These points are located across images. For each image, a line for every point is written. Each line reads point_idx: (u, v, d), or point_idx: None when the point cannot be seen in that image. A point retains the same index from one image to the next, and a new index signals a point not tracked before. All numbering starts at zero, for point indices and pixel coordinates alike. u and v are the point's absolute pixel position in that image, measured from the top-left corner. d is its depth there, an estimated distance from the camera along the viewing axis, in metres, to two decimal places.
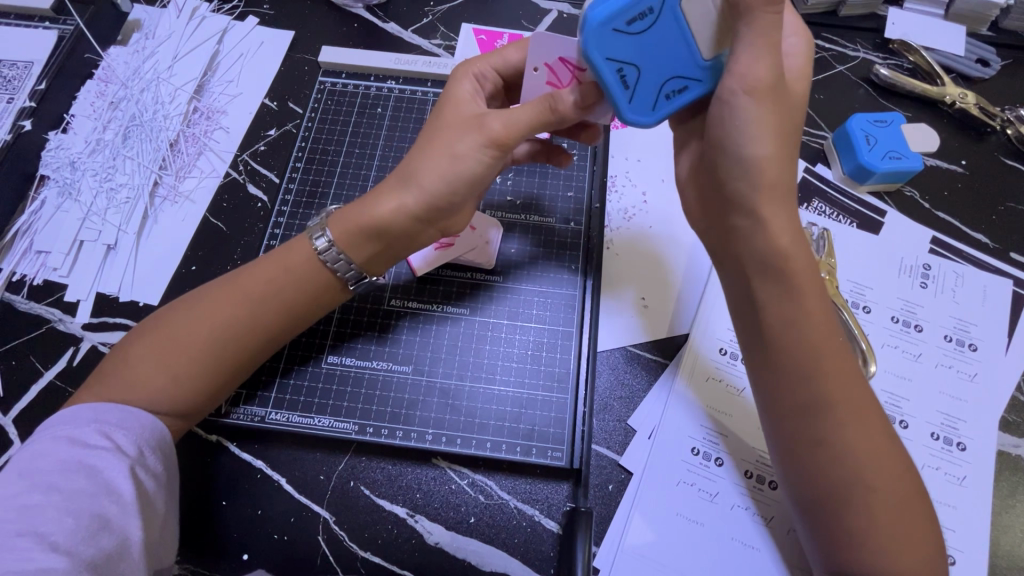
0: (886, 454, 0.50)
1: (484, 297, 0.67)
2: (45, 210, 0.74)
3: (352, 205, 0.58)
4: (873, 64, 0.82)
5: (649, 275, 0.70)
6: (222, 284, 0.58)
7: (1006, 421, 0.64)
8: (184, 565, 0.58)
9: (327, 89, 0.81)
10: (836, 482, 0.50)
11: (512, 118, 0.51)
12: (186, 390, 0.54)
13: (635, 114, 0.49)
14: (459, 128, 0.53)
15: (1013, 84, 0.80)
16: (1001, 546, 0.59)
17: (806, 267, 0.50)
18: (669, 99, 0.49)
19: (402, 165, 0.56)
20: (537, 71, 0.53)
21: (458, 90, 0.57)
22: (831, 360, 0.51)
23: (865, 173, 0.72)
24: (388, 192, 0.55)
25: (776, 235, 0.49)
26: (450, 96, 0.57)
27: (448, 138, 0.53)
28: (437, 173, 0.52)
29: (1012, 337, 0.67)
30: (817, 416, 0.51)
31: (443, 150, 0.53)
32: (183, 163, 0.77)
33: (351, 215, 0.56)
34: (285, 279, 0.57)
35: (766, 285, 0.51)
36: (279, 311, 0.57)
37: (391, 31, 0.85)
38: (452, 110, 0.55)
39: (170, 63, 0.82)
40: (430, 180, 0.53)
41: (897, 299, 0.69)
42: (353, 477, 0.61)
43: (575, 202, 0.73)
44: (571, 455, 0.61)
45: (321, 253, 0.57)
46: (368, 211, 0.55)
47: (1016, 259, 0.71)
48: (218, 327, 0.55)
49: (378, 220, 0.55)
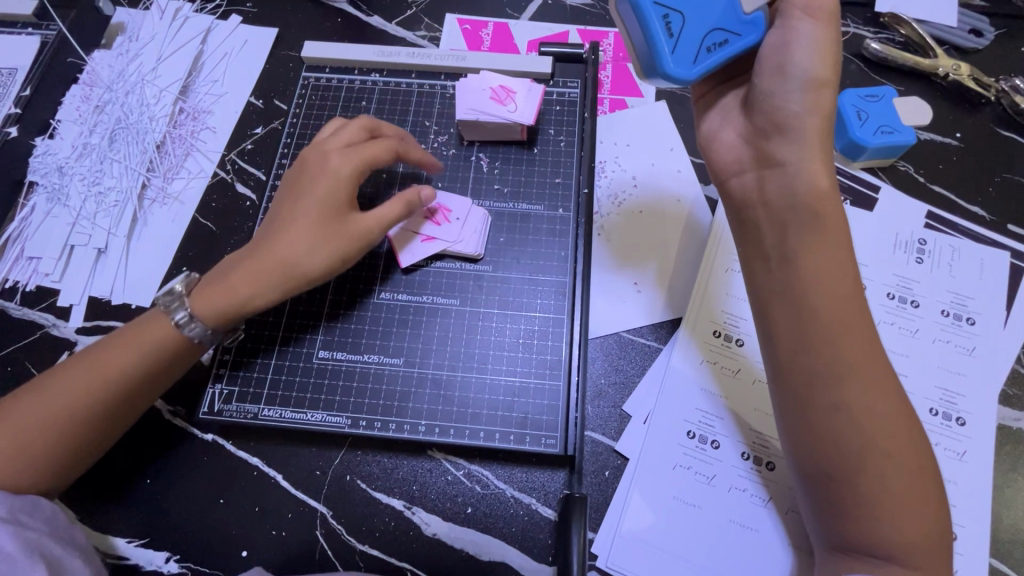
0: (897, 425, 0.49)
1: (469, 285, 0.66)
2: (35, 216, 0.74)
3: (212, 283, 0.60)
4: (864, 39, 0.80)
5: (641, 259, 0.70)
6: (74, 360, 0.57)
7: (1006, 394, 0.63)
8: (185, 563, 0.59)
9: (311, 85, 0.78)
10: (842, 453, 0.49)
11: (380, 222, 0.61)
12: (51, 469, 0.54)
13: (675, 65, 0.53)
14: (318, 210, 0.60)
15: (1008, 53, 0.79)
16: (1003, 521, 0.59)
17: (829, 219, 0.52)
18: (710, 52, 0.53)
19: (250, 245, 0.61)
20: (484, 90, 0.69)
21: (306, 176, 0.63)
22: (842, 332, 0.50)
23: (857, 149, 0.70)
24: (252, 281, 0.59)
25: (816, 176, 0.52)
26: (303, 182, 0.63)
27: (303, 219, 0.60)
28: (291, 250, 0.59)
29: (1010, 309, 0.66)
30: (829, 384, 0.50)
31: (292, 234, 0.59)
32: (170, 164, 0.76)
33: (211, 297, 0.59)
34: (141, 350, 0.57)
35: (807, 229, 0.52)
36: (135, 382, 0.56)
37: (375, 24, 0.84)
38: (296, 196, 0.62)
39: (154, 65, 0.82)
40: (297, 267, 0.59)
41: (893, 276, 0.68)
42: (350, 471, 0.61)
43: (563, 189, 0.71)
44: (565, 441, 0.60)
45: (180, 325, 0.58)
46: (235, 297, 0.59)
47: (1014, 231, 0.70)
48: (75, 404, 0.54)
49: (236, 293, 0.59)
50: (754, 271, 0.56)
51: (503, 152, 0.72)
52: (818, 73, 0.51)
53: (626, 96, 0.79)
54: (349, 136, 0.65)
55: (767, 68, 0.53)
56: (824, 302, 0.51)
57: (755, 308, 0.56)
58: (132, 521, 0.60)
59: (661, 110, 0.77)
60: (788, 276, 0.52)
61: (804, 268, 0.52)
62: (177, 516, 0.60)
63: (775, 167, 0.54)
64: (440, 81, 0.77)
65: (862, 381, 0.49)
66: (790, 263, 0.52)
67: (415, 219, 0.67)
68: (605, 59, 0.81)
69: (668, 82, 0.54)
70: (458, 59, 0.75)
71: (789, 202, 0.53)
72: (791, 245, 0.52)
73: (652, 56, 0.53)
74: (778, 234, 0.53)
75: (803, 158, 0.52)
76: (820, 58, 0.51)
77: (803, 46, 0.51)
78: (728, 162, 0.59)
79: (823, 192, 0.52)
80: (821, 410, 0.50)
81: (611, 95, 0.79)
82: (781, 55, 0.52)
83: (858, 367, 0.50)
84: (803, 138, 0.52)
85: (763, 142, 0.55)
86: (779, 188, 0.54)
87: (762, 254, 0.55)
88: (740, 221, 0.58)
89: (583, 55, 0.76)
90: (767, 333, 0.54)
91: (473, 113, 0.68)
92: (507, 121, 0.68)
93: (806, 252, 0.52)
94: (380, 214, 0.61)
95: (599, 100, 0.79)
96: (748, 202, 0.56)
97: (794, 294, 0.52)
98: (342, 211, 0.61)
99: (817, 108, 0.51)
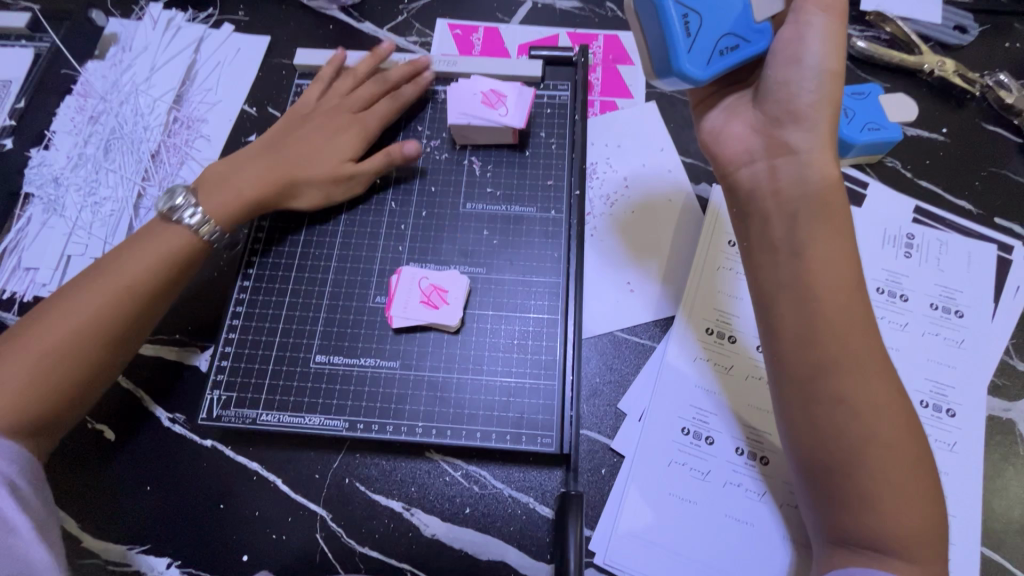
0: (895, 418, 0.50)
1: (469, 302, 0.66)
2: (32, 227, 0.74)
3: (218, 188, 0.65)
4: (850, 37, 0.81)
5: (633, 250, 0.71)
6: (91, 274, 0.59)
7: (995, 385, 0.64)
8: (186, 569, 0.59)
9: (303, 92, 0.78)
10: (840, 445, 0.49)
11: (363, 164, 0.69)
12: (93, 357, 0.57)
13: (691, 65, 0.54)
14: (330, 133, 0.70)
15: (993, 49, 0.80)
16: (996, 510, 0.60)
17: (827, 217, 0.52)
18: (723, 56, 0.55)
19: (265, 155, 0.68)
20: (475, 94, 0.70)
21: (324, 108, 0.73)
22: (838, 325, 0.51)
23: (845, 147, 0.71)
24: (246, 181, 0.65)
25: (825, 169, 0.53)
26: (314, 111, 0.72)
27: (314, 138, 0.69)
28: (286, 158, 0.67)
29: (997, 301, 0.67)
30: (825, 374, 0.50)
31: (303, 149, 0.68)
32: (166, 173, 0.77)
33: (213, 195, 0.64)
34: (156, 256, 0.60)
35: (802, 225, 0.52)
36: (157, 288, 0.60)
37: (366, 30, 0.85)
38: (320, 124, 0.70)
39: (147, 74, 0.82)
40: (287, 167, 0.67)
41: (882, 270, 0.69)
42: (349, 473, 0.62)
43: (555, 191, 0.71)
44: (561, 440, 0.60)
45: (197, 230, 0.63)
46: (227, 201, 0.64)
47: (1000, 225, 0.71)
48: (107, 305, 0.57)
49: (241, 199, 0.65)
50: (758, 264, 0.56)
51: (494, 155, 0.73)
52: (830, 64, 0.53)
53: (616, 98, 0.80)
54: (358, 92, 0.73)
55: (780, 60, 0.55)
56: (826, 295, 0.51)
57: (758, 304, 0.56)
58: (132, 528, 0.60)
59: (650, 110, 0.78)
60: (782, 273, 0.53)
61: (798, 262, 0.52)
62: (176, 523, 0.60)
63: (788, 154, 0.54)
64: (431, 86, 0.77)
65: (859, 372, 0.50)
66: (797, 254, 0.53)
67: (412, 304, 0.64)
68: (594, 61, 0.82)
69: (683, 81, 0.55)
70: (448, 64, 0.76)
71: (800, 195, 0.53)
72: (785, 240, 0.53)
73: (668, 55, 0.54)
74: (788, 226, 0.53)
75: (816, 146, 0.53)
76: (833, 50, 0.53)
77: (817, 38, 0.53)
78: (738, 153, 0.58)
79: (825, 189, 0.53)
80: (820, 402, 0.50)
81: (601, 96, 0.80)
82: (796, 46, 0.54)
83: (854, 357, 0.50)
84: (815, 125, 0.53)
85: (776, 130, 0.55)
86: (792, 178, 0.54)
87: (754, 253, 0.56)
88: (743, 215, 0.57)
89: (572, 58, 0.77)
90: (769, 327, 0.54)
91: (464, 117, 0.68)
92: (497, 123, 0.68)
93: (802, 245, 0.52)
94: (367, 162, 0.69)
95: (589, 102, 0.80)
96: (758, 193, 0.56)
97: (798, 288, 0.52)
98: (347, 140, 0.69)
99: (829, 97, 0.53)
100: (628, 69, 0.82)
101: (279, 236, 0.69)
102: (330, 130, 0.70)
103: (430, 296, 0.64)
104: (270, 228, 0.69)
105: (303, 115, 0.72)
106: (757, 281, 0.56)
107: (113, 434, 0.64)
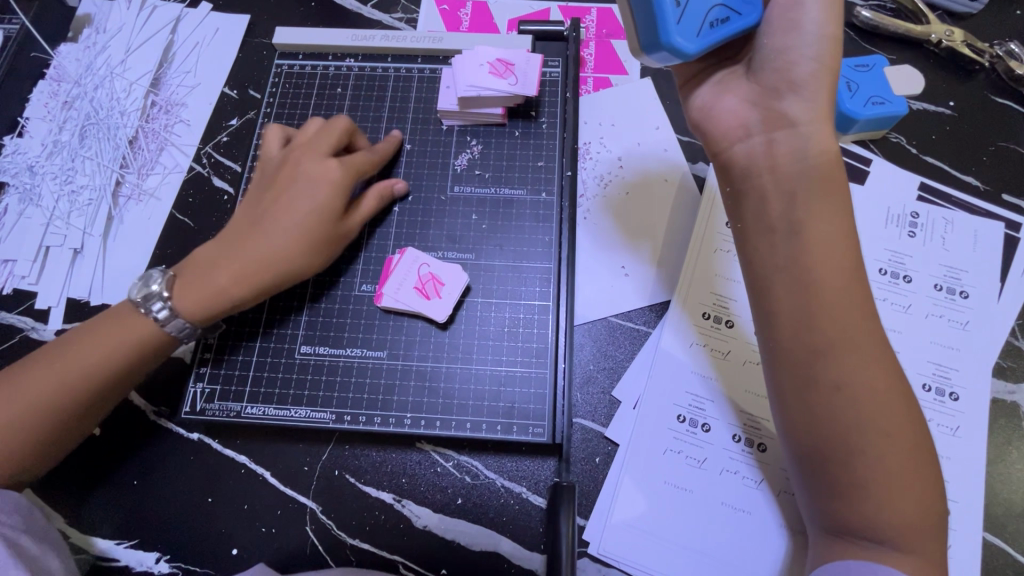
0: (896, 403, 0.48)
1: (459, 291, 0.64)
2: (8, 218, 0.72)
3: (193, 287, 0.57)
4: (855, 6, 0.77)
5: (629, 231, 0.68)
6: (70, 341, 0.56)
7: (1000, 367, 0.63)
8: (176, 563, 0.58)
9: (284, 72, 0.75)
10: (837, 433, 0.48)
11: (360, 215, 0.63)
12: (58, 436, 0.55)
13: (680, 36, 0.51)
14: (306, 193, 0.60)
15: (1004, 16, 0.76)
16: (999, 494, 0.59)
17: (826, 196, 0.50)
18: (713, 28, 0.52)
19: (260, 239, 0.59)
20: (482, 65, 0.67)
21: (291, 164, 0.62)
22: (836, 309, 0.49)
23: (847, 122, 0.68)
24: (225, 272, 0.58)
25: (821, 142, 0.51)
26: (284, 166, 0.62)
27: (290, 202, 0.60)
28: (268, 229, 0.59)
29: (1004, 281, 0.65)
30: (823, 360, 0.48)
31: (285, 210, 0.60)
32: (144, 160, 0.75)
33: (190, 295, 0.57)
34: (128, 339, 0.56)
35: (803, 205, 0.50)
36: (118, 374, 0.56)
37: (350, 7, 0.81)
38: (287, 186, 0.61)
39: (122, 57, 0.79)
40: (274, 237, 0.58)
41: (885, 251, 0.67)
42: (338, 466, 0.60)
43: (545, 173, 0.68)
44: (553, 430, 0.59)
45: (162, 323, 0.57)
46: (217, 301, 0.58)
47: (1009, 201, 0.69)
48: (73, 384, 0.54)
49: (229, 298, 0.58)
50: (755, 245, 0.53)
51: (484, 137, 0.70)
52: (829, 31, 0.51)
53: (610, 74, 0.77)
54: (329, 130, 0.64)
55: (777, 28, 0.52)
56: (826, 278, 0.49)
57: (755, 288, 0.53)
58: (118, 524, 0.59)
59: (646, 86, 0.75)
60: (779, 254, 0.51)
61: (796, 244, 0.50)
62: (163, 517, 0.60)
63: (787, 127, 0.52)
64: (417, 64, 0.74)
65: (858, 356, 0.48)
66: (797, 233, 0.50)
67: (405, 290, 0.62)
68: (587, 36, 0.79)
69: (673, 56, 0.52)
70: (434, 41, 0.73)
71: (800, 170, 0.51)
72: (785, 218, 0.51)
73: (656, 27, 0.51)
74: (786, 204, 0.51)
75: (815, 119, 0.51)
76: (831, 18, 0.51)
77: (815, 3, 0.51)
78: (732, 128, 0.55)
79: (826, 167, 0.51)
80: (817, 389, 0.48)
81: (595, 73, 0.77)
82: (795, 13, 0.51)
83: (853, 340, 0.48)
84: (814, 96, 0.51)
85: (772, 102, 0.53)
86: (791, 151, 0.51)
87: (746, 237, 0.54)
88: (737, 194, 0.54)
89: (564, 32, 0.73)
90: (764, 313, 0.52)
91: (474, 89, 0.66)
92: (510, 93, 0.66)
93: (800, 226, 0.50)
94: (360, 210, 0.63)
95: (581, 79, 0.76)
96: (754, 169, 0.53)
97: (797, 269, 0.50)
98: (325, 199, 0.60)
99: (828, 66, 0.51)
100: (622, 43, 0.78)
101: (238, 317, 0.63)
102: (308, 186, 0.60)
103: (425, 285, 0.62)
104: (223, 329, 0.63)
105: (279, 169, 0.63)
106: (753, 263, 0.53)
107: (97, 428, 0.62)
